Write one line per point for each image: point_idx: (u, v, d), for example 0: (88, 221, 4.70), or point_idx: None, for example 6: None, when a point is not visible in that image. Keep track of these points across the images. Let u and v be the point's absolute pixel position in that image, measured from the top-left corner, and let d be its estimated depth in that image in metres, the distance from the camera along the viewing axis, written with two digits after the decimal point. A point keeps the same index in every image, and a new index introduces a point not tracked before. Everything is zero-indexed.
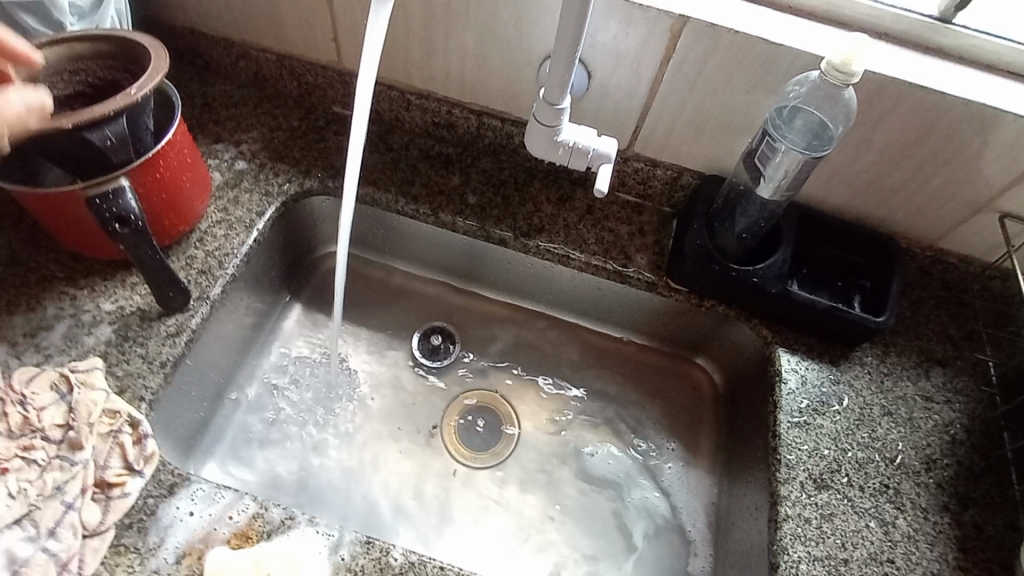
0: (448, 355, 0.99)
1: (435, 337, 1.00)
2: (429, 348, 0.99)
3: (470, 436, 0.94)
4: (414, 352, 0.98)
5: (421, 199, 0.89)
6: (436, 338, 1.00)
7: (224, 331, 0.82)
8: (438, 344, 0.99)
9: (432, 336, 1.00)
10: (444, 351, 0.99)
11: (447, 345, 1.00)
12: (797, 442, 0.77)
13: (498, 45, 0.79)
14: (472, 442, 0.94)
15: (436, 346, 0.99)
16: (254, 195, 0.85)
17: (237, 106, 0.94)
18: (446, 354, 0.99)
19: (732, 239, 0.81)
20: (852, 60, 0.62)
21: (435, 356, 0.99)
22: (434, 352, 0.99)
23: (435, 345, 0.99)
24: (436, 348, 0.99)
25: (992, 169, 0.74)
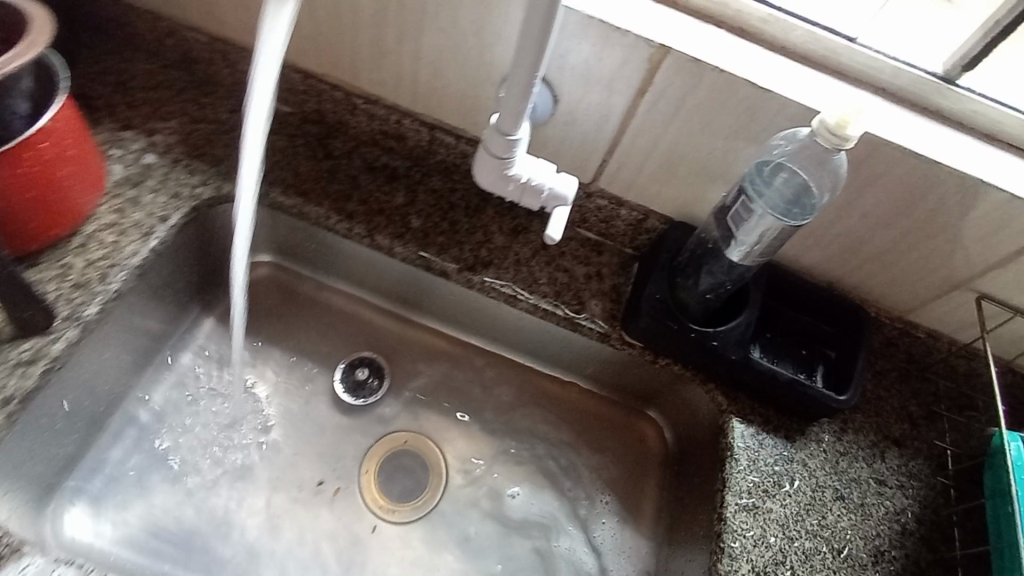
0: (374, 392, 0.89)
1: (362, 370, 0.90)
2: (353, 383, 0.89)
3: (391, 485, 0.86)
4: (334, 388, 0.88)
5: (357, 216, 0.80)
6: (362, 371, 0.90)
7: (101, 356, 0.72)
8: (364, 379, 0.89)
9: (358, 368, 0.90)
10: (368, 388, 0.89)
11: (374, 380, 0.90)
12: (743, 528, 0.70)
13: (456, 55, 0.70)
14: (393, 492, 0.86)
15: (361, 380, 0.89)
16: (159, 197, 0.73)
17: (157, 89, 0.81)
18: (371, 390, 0.89)
19: (695, 301, 0.75)
20: (849, 122, 0.55)
21: (359, 392, 0.89)
22: (358, 388, 0.89)
23: (361, 380, 0.89)
24: (361, 383, 0.89)
25: (976, 249, 0.69)
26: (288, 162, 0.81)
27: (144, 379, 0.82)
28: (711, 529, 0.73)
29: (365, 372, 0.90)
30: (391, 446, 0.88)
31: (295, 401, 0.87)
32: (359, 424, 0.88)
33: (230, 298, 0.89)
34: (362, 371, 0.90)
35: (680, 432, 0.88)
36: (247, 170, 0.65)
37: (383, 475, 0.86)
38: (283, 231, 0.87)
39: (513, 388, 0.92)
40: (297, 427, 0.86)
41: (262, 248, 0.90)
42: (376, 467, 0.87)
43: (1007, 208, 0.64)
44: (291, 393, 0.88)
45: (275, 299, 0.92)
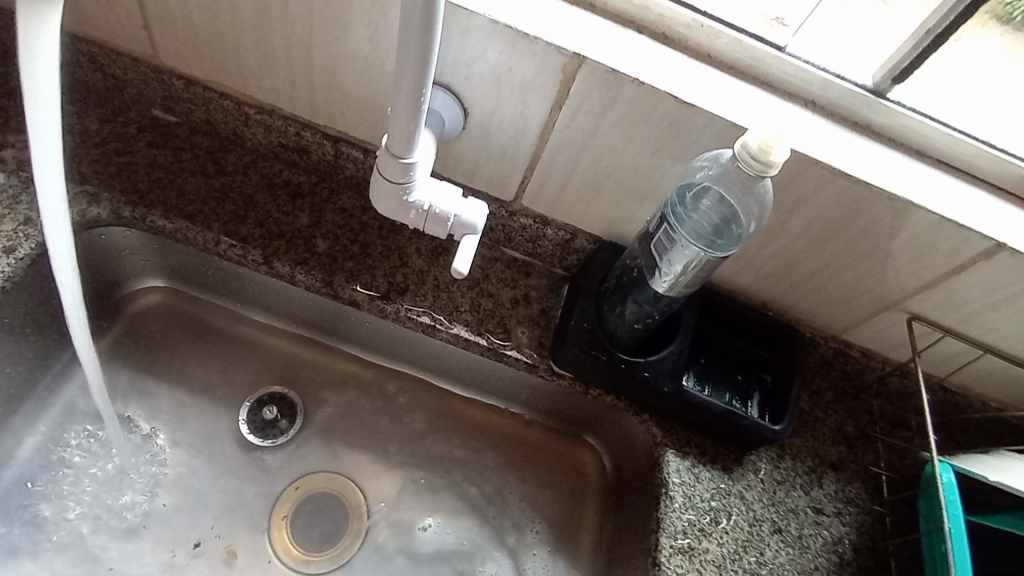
0: (284, 431, 0.80)
1: (269, 409, 0.80)
2: (260, 423, 0.80)
3: (305, 535, 0.77)
4: (241, 428, 0.79)
5: (252, 240, 0.71)
6: (271, 409, 0.80)
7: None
8: (273, 418, 0.80)
9: (265, 406, 0.80)
10: (279, 427, 0.80)
11: (285, 418, 0.81)
12: (677, 574, 0.66)
13: (352, 61, 0.62)
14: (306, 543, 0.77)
15: (269, 420, 0.80)
16: (4, 224, 0.63)
17: (9, 96, 0.69)
18: (282, 430, 0.80)
19: (624, 329, 0.69)
20: (773, 146, 0.51)
21: (267, 432, 0.80)
22: (266, 428, 0.80)
23: (269, 419, 0.80)
24: (269, 423, 0.80)
25: (908, 269, 0.66)
26: (171, 180, 0.72)
27: (5, 431, 0.72)
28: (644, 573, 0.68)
29: (274, 410, 0.80)
30: (304, 492, 0.79)
31: (188, 447, 0.77)
32: (267, 468, 0.79)
33: (114, 331, 0.79)
34: (270, 409, 0.80)
35: (620, 463, 0.81)
36: (50, 203, 0.55)
37: (296, 524, 0.77)
38: (171, 254, 0.76)
39: (438, 420, 0.84)
40: (192, 476, 0.76)
41: (152, 273, 0.79)
42: (287, 516, 0.78)
43: (937, 229, 0.61)
44: (184, 437, 0.78)
45: (166, 331, 0.80)
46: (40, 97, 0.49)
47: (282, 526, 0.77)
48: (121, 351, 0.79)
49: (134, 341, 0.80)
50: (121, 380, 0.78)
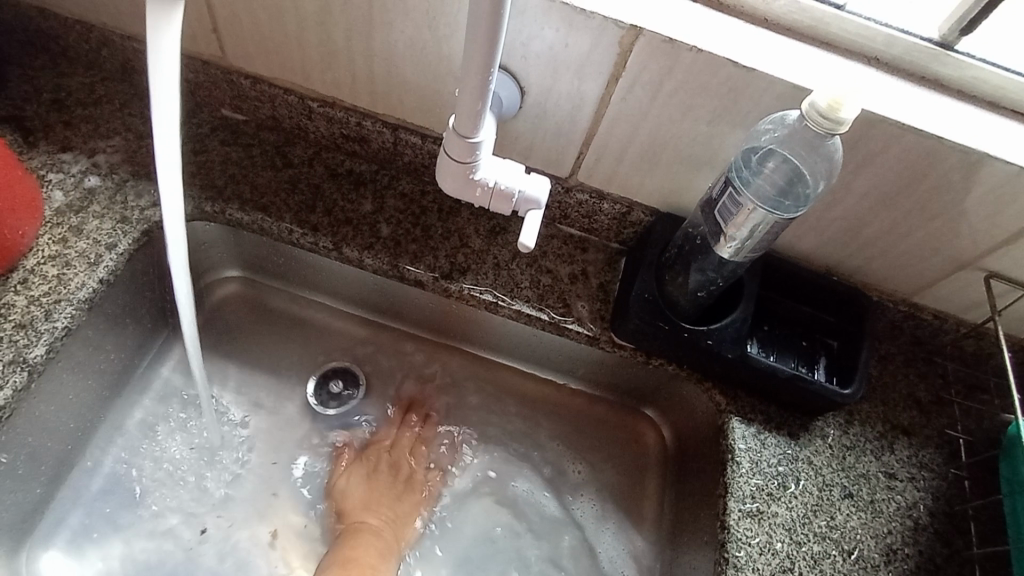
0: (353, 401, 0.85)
1: (335, 384, 0.85)
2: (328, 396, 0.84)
3: (357, 506, 0.80)
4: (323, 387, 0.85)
5: (322, 228, 0.75)
6: (336, 382, 0.85)
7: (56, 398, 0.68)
8: (340, 391, 0.85)
9: (329, 381, 0.85)
10: (347, 398, 0.85)
11: (351, 389, 0.85)
12: (747, 536, 0.66)
13: (410, 49, 0.64)
14: (357, 513, 0.80)
15: (336, 393, 0.85)
16: (104, 223, 0.69)
17: (97, 105, 0.75)
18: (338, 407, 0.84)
19: (685, 297, 0.70)
20: (842, 103, 0.50)
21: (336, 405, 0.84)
22: (333, 398, 0.84)
23: (335, 392, 0.85)
24: (336, 395, 0.85)
25: (985, 226, 0.64)
26: (244, 174, 0.76)
27: (112, 413, 0.78)
28: (713, 537, 0.69)
29: (339, 384, 0.85)
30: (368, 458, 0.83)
31: (272, 426, 0.83)
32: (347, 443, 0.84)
33: (198, 319, 0.84)
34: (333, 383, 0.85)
35: (680, 432, 0.82)
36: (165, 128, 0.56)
37: (353, 493, 0.81)
38: (247, 244, 0.80)
39: (500, 395, 0.86)
40: (278, 452, 0.82)
41: (228, 264, 0.84)
42: (347, 482, 0.82)
43: (1015, 181, 0.59)
44: (267, 417, 0.83)
45: (245, 317, 0.86)
46: (162, 52, 0.51)
47: (340, 492, 0.81)
48: (207, 336, 0.85)
49: (216, 328, 0.85)
50: (208, 364, 0.84)
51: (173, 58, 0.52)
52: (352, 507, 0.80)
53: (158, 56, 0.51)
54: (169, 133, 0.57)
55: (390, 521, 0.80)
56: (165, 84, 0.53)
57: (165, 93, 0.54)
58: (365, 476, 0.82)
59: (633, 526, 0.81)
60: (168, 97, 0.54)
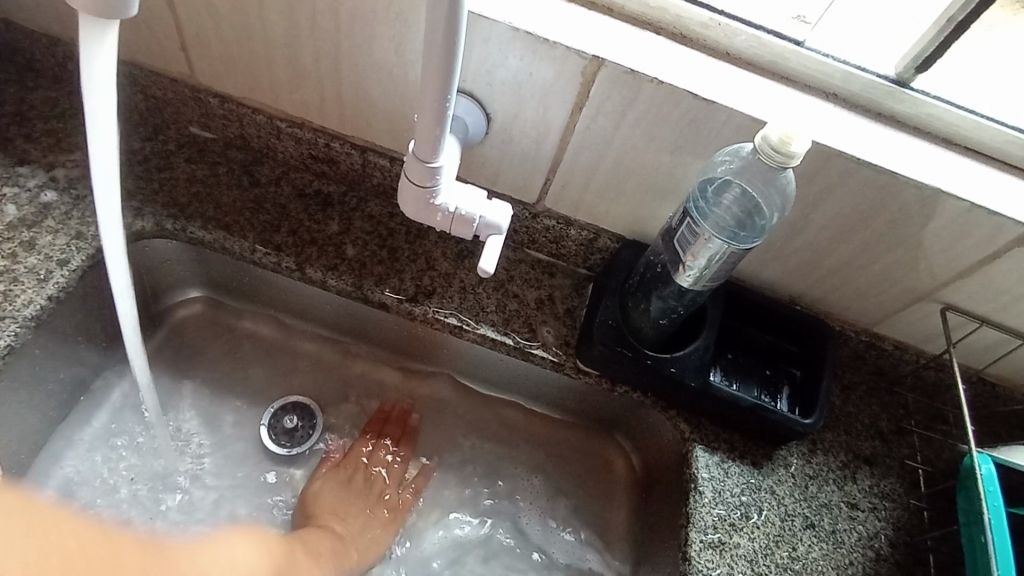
0: (283, 444, 0.81)
1: (293, 430, 0.82)
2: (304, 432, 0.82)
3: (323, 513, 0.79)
4: (299, 433, 0.82)
5: (285, 248, 0.74)
6: (273, 422, 0.82)
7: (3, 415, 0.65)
8: (297, 419, 0.83)
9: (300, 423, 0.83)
10: (281, 435, 0.81)
11: (294, 441, 0.82)
12: (708, 568, 0.66)
13: (377, 73, 0.64)
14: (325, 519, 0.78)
15: (296, 421, 0.82)
16: (57, 238, 0.67)
17: (59, 119, 0.74)
18: (287, 420, 0.82)
19: (649, 324, 0.70)
20: (793, 137, 0.51)
21: (308, 421, 0.83)
22: (294, 434, 0.82)
23: (290, 430, 0.82)
24: (284, 436, 0.82)
25: (938, 260, 0.66)
26: (208, 193, 0.75)
27: (59, 435, 0.75)
28: (675, 568, 0.68)
29: (289, 421, 0.82)
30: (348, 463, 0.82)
31: (229, 448, 0.80)
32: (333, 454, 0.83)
33: (157, 338, 0.82)
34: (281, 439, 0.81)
35: (648, 459, 0.81)
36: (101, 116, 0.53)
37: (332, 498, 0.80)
38: (210, 264, 0.79)
39: (466, 420, 0.85)
40: (234, 473, 0.80)
41: (190, 283, 0.82)
42: (321, 490, 0.80)
43: (967, 218, 0.61)
44: (225, 439, 0.81)
45: (206, 337, 0.83)
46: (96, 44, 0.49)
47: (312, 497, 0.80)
48: (165, 356, 0.82)
49: (175, 347, 0.83)
50: (166, 383, 0.81)
51: (109, 71, 0.51)
52: (320, 516, 0.78)
53: (91, 64, 0.49)
54: (108, 153, 0.56)
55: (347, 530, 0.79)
56: (98, 86, 0.51)
57: (99, 100, 0.52)
58: (341, 485, 0.81)
59: (601, 555, 0.80)
60: (104, 97, 0.52)
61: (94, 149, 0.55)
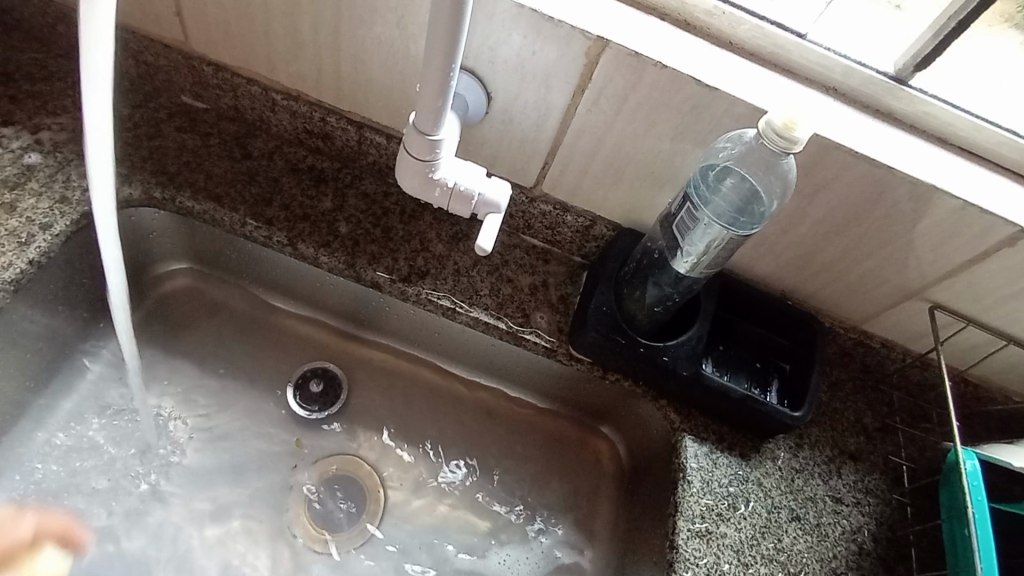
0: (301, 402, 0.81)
1: (316, 382, 0.82)
2: (322, 375, 0.82)
3: None
4: (317, 406, 0.81)
5: (277, 223, 0.72)
6: (286, 412, 0.80)
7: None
8: (302, 381, 0.82)
9: (319, 400, 0.81)
10: (301, 397, 0.81)
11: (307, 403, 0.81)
12: (695, 556, 0.66)
13: (377, 47, 0.63)
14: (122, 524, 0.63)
15: (306, 383, 0.82)
16: (40, 201, 0.65)
17: (46, 81, 0.72)
18: (311, 390, 0.82)
19: (643, 312, 0.70)
20: (797, 123, 0.52)
21: (327, 393, 0.82)
22: (309, 400, 0.81)
23: (309, 397, 0.81)
24: (306, 399, 0.81)
25: (929, 258, 0.66)
26: (199, 163, 0.74)
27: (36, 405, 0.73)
28: (661, 556, 0.68)
29: (299, 395, 0.81)
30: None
31: (211, 425, 0.78)
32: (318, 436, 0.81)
33: (140, 311, 0.80)
34: (327, 400, 0.82)
35: (636, 450, 0.80)
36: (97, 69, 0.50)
37: None
38: (198, 237, 0.77)
39: (454, 405, 0.84)
40: (215, 451, 0.77)
41: (177, 256, 0.80)
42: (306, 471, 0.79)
43: (960, 216, 0.61)
44: (207, 416, 0.79)
45: (191, 311, 0.82)
46: None
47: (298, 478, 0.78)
48: (148, 330, 0.80)
49: (158, 321, 0.81)
50: (148, 359, 0.79)
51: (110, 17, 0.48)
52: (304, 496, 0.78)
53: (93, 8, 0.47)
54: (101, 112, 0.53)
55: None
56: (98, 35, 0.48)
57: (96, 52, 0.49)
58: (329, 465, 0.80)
59: (586, 543, 0.79)
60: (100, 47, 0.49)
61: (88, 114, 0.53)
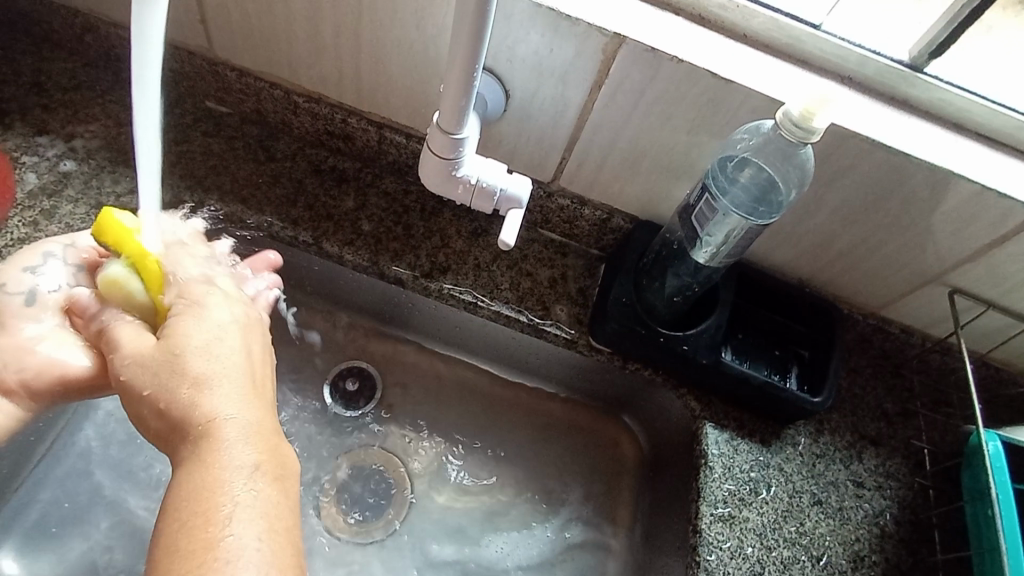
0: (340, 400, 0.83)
1: (351, 381, 0.84)
2: (356, 373, 0.84)
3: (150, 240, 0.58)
4: (353, 403, 0.83)
5: (302, 223, 0.74)
6: (313, 407, 0.83)
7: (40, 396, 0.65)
8: (338, 379, 0.84)
9: (354, 396, 0.84)
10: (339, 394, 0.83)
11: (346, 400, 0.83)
12: (718, 540, 0.67)
13: (397, 48, 0.65)
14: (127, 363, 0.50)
15: (341, 381, 0.84)
16: (77, 208, 0.68)
17: (77, 91, 0.74)
18: (348, 388, 0.84)
19: (662, 302, 0.72)
20: (815, 112, 0.52)
21: (361, 390, 0.84)
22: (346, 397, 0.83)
23: (346, 394, 0.83)
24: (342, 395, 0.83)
25: (947, 243, 0.66)
26: (225, 166, 0.76)
27: None
28: (685, 540, 0.69)
29: (334, 392, 0.83)
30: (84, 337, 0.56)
31: None
32: (347, 431, 0.83)
33: None
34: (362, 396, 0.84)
35: (656, 439, 0.82)
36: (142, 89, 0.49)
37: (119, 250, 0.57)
38: None
39: (477, 397, 0.85)
40: None
41: None
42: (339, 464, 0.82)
43: (979, 200, 0.61)
44: None
45: None
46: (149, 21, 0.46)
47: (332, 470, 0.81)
48: None
49: None
50: None
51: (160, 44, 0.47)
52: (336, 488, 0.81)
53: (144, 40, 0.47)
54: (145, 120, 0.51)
55: (174, 538, 0.40)
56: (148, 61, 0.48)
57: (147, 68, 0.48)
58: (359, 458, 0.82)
59: (609, 531, 0.81)
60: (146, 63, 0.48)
61: (140, 143, 0.52)
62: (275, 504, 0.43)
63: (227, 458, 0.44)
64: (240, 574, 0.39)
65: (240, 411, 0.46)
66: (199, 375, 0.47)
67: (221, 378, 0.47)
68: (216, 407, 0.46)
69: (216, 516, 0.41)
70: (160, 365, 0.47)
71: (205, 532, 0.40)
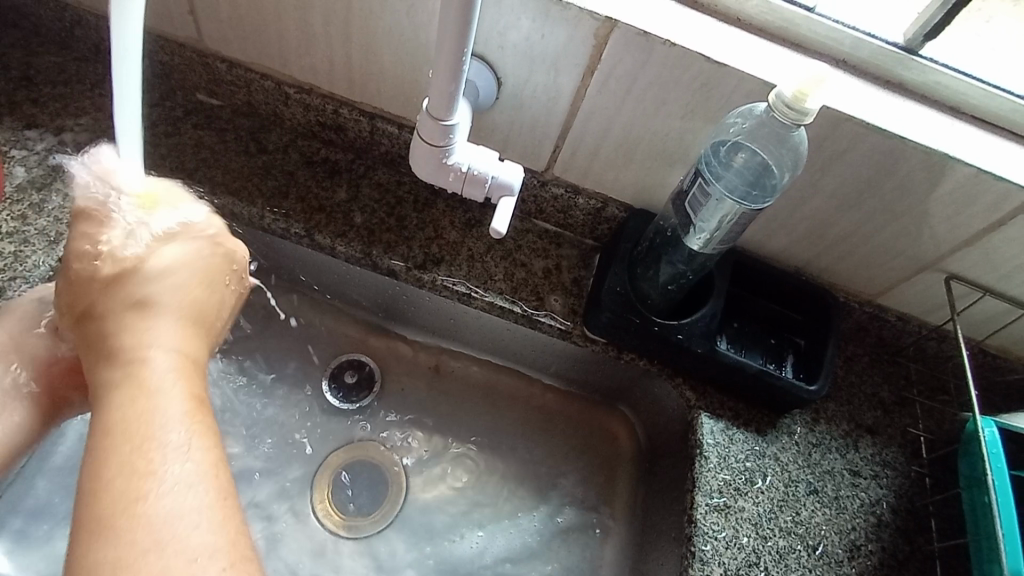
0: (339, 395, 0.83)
1: (350, 374, 0.84)
2: (354, 366, 0.84)
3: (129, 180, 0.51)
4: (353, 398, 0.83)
5: (294, 215, 0.74)
6: (308, 401, 0.82)
7: None
8: (337, 373, 0.83)
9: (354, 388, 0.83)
10: (337, 386, 0.83)
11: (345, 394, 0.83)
12: (714, 530, 0.67)
13: (387, 36, 0.64)
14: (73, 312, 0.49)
15: (340, 375, 0.83)
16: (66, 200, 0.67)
17: (67, 84, 0.74)
18: (347, 382, 0.83)
19: (657, 292, 0.71)
20: (808, 94, 0.52)
21: (360, 381, 0.84)
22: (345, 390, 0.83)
23: (344, 389, 0.83)
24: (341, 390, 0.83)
25: (942, 229, 0.66)
26: (216, 158, 0.75)
27: None
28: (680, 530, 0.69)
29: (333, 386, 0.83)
30: None
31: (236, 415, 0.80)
32: (342, 424, 0.83)
33: None
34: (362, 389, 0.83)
35: (652, 429, 0.81)
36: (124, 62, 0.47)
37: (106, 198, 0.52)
38: None
39: (472, 389, 0.85)
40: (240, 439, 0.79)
41: None
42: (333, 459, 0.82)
43: (974, 185, 0.61)
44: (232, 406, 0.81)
45: None
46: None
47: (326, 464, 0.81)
48: None
49: None
50: None
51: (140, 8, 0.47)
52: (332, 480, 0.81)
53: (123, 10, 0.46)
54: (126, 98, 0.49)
55: (108, 471, 0.40)
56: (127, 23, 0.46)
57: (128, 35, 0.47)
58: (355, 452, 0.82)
59: (605, 521, 0.80)
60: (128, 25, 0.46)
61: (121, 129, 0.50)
62: (203, 432, 0.44)
63: (157, 391, 0.44)
64: (171, 498, 0.39)
65: (167, 350, 0.47)
66: (140, 310, 0.48)
67: (158, 313, 0.49)
68: (146, 346, 0.47)
69: (151, 440, 0.41)
70: (101, 308, 0.48)
71: (144, 457, 0.40)
